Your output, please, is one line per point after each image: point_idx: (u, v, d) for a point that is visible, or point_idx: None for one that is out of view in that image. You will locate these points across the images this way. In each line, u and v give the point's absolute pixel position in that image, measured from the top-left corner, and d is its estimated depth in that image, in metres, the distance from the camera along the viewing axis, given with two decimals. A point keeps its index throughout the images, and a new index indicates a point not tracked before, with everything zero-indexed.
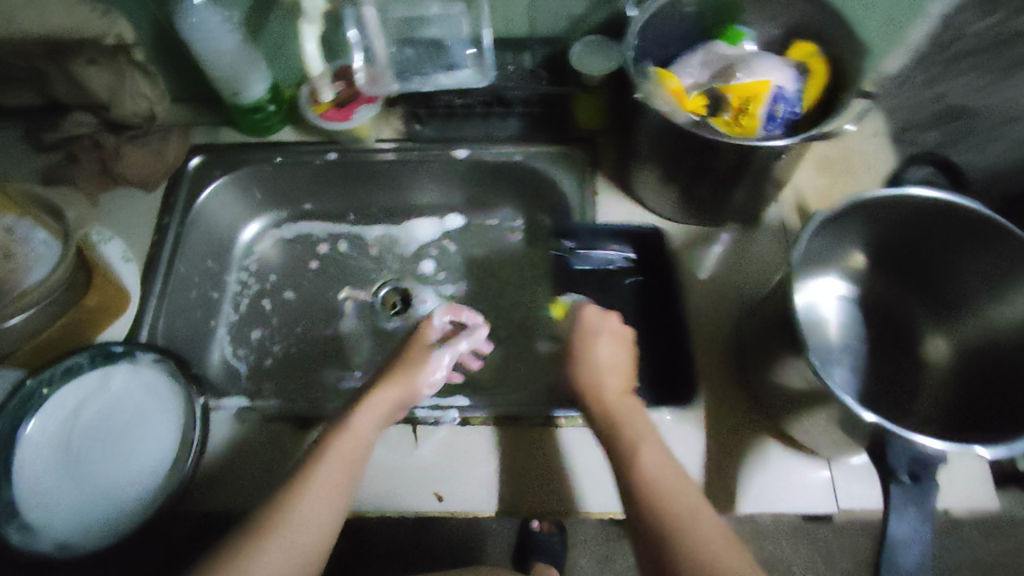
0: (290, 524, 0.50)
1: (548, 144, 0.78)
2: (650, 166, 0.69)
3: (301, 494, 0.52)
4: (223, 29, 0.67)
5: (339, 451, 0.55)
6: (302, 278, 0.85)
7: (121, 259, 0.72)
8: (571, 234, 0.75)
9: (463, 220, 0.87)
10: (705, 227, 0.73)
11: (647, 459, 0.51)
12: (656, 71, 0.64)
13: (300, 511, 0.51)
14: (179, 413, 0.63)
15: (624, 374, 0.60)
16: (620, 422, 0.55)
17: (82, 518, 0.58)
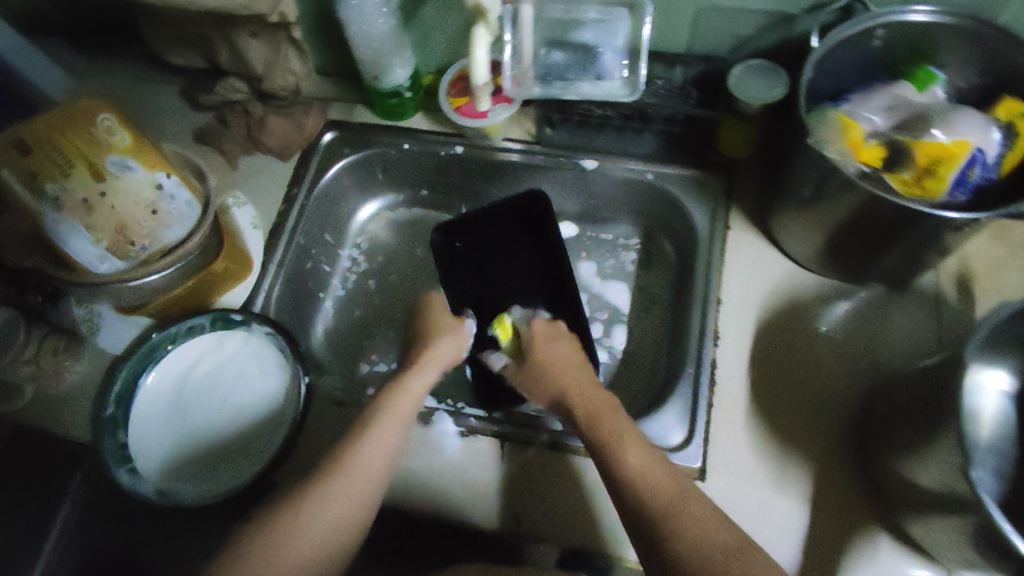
0: (350, 477, 0.53)
1: (682, 166, 0.73)
2: (796, 209, 0.63)
3: (359, 457, 0.55)
4: (377, 15, 0.68)
5: (396, 420, 0.58)
6: (407, 262, 0.86)
7: (250, 225, 0.76)
8: (691, 266, 0.70)
9: (575, 230, 0.83)
10: (845, 284, 0.65)
11: (628, 447, 0.53)
12: (836, 115, 0.58)
13: (355, 475, 0.54)
14: (281, 388, 0.66)
15: (569, 364, 0.64)
16: (597, 410, 0.57)
17: (183, 474, 0.62)
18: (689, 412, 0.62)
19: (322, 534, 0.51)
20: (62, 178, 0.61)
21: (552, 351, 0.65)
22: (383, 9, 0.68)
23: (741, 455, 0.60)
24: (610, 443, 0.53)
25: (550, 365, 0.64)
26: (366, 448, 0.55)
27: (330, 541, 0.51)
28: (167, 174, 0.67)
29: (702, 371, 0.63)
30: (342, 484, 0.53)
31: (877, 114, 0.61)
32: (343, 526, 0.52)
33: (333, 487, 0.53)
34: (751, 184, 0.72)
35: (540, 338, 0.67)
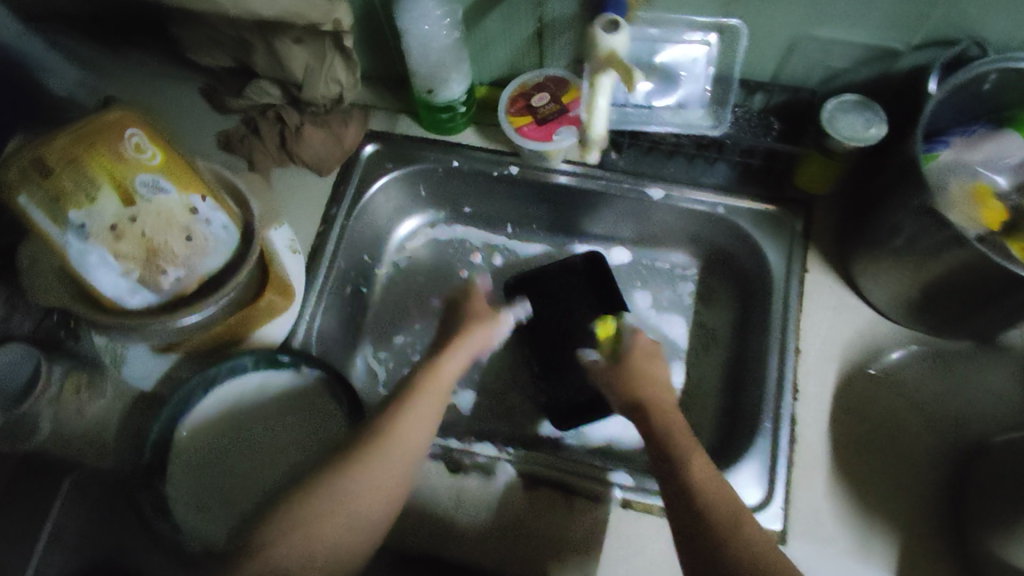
0: (388, 454, 0.50)
1: (756, 200, 0.69)
2: (887, 259, 0.60)
3: (392, 448, 0.51)
4: (440, 28, 0.62)
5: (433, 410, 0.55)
6: (448, 284, 0.80)
7: (289, 250, 0.68)
8: (763, 309, 0.67)
9: (629, 256, 0.79)
10: (928, 338, 0.63)
11: (699, 466, 0.51)
12: (976, 184, 0.56)
13: (385, 463, 0.50)
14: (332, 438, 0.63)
15: (660, 379, 0.61)
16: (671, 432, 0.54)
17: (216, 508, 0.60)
18: (768, 471, 0.59)
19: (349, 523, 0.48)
20: (88, 203, 0.54)
21: (650, 365, 0.62)
22: (445, 20, 0.62)
23: (823, 519, 0.57)
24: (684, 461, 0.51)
25: (653, 379, 0.60)
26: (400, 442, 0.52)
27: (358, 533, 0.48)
28: (202, 197, 0.61)
29: (781, 428, 0.60)
30: (370, 471, 0.49)
31: (999, 174, 0.58)
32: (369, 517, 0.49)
33: (361, 474, 0.49)
34: (830, 223, 0.68)
35: (646, 353, 0.64)
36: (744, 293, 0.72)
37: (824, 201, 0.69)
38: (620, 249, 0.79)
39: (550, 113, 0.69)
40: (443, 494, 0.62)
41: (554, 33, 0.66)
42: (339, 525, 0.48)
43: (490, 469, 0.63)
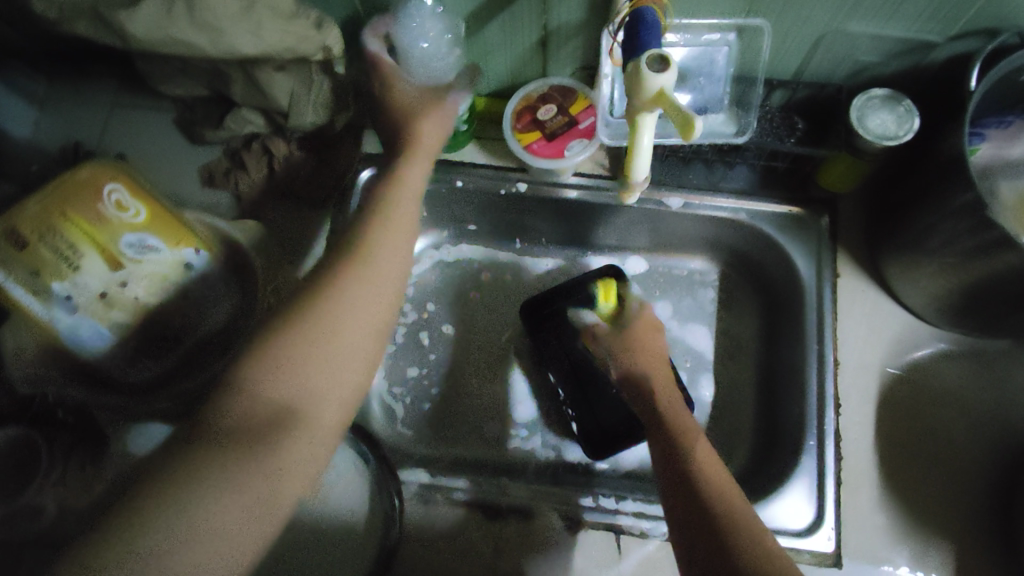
0: (365, 271, 0.49)
1: (779, 202, 0.66)
2: (926, 264, 0.57)
3: (359, 260, 0.50)
4: (442, 44, 0.60)
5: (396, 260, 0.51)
6: (457, 308, 0.76)
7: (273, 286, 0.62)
8: (795, 317, 0.65)
9: (645, 265, 0.75)
10: (965, 338, 0.61)
11: (701, 447, 0.50)
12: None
13: (363, 279, 0.49)
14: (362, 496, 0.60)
15: (652, 360, 0.60)
16: (674, 414, 0.54)
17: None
18: (816, 494, 0.57)
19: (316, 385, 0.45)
20: (72, 273, 0.49)
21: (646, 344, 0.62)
22: (446, 37, 0.60)
23: (875, 539, 0.56)
24: (685, 437, 0.51)
25: (651, 356, 0.60)
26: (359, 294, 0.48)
27: (337, 388, 0.46)
28: (195, 249, 0.56)
29: (825, 447, 0.58)
30: (344, 299, 0.48)
31: None
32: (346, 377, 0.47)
33: (336, 303, 0.47)
34: (856, 224, 0.66)
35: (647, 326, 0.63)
36: (771, 301, 0.69)
37: (848, 198, 0.66)
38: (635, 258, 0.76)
39: (559, 127, 0.64)
40: (482, 540, 0.59)
41: (558, 41, 0.61)
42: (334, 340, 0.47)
43: (528, 509, 0.60)
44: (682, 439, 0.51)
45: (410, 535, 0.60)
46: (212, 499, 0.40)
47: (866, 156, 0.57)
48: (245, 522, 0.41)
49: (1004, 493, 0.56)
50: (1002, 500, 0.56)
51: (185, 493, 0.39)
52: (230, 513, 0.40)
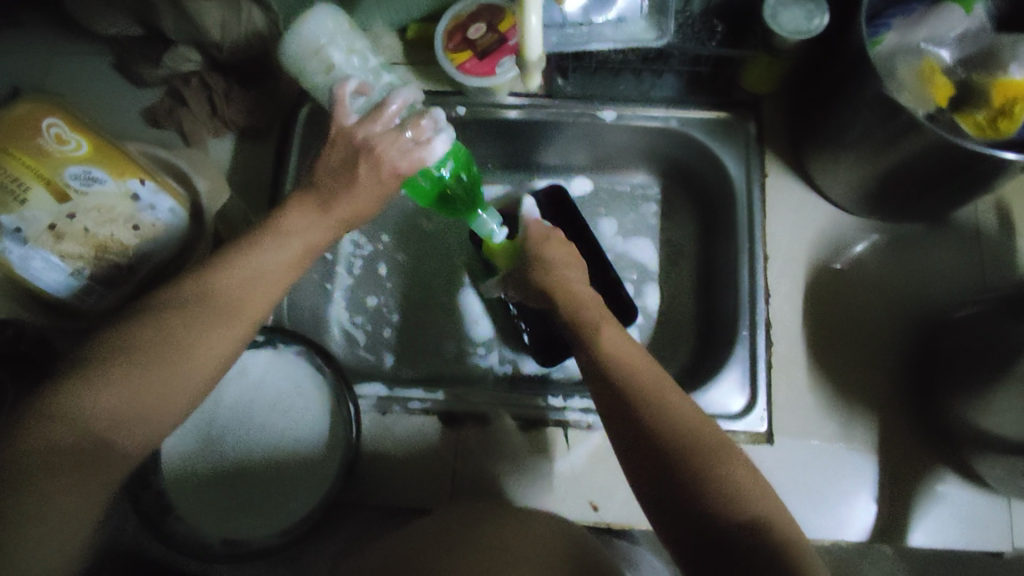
0: (272, 252, 0.49)
1: (706, 108, 0.68)
2: (842, 156, 0.60)
3: (277, 244, 0.50)
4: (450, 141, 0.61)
5: (292, 246, 0.50)
6: (413, 238, 0.80)
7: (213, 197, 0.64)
8: (728, 217, 0.67)
9: (590, 185, 0.78)
10: (885, 226, 0.65)
11: (611, 348, 0.53)
12: (925, 64, 0.54)
13: (270, 257, 0.49)
14: (327, 414, 0.63)
15: (566, 261, 0.62)
16: (583, 310, 0.57)
17: (249, 517, 0.59)
18: (748, 377, 0.61)
19: (189, 371, 0.44)
20: (20, 206, 0.53)
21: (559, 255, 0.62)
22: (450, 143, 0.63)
23: (803, 413, 0.60)
24: (610, 358, 0.52)
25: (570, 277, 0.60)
26: (249, 281, 0.48)
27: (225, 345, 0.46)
28: (141, 181, 0.58)
29: (757, 335, 0.61)
30: (253, 266, 0.48)
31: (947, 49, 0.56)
32: (217, 361, 0.46)
33: (244, 267, 0.48)
34: (779, 123, 0.69)
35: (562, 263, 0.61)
36: (706, 205, 0.72)
37: (772, 98, 0.69)
38: (529, 198, 0.71)
39: (490, 45, 0.66)
40: (441, 444, 0.64)
41: None
42: (238, 294, 0.47)
43: (485, 417, 0.64)
44: (607, 359, 0.52)
45: (374, 448, 0.64)
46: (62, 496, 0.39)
47: (784, 52, 0.60)
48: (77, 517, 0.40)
49: (921, 362, 0.61)
50: (918, 369, 0.61)
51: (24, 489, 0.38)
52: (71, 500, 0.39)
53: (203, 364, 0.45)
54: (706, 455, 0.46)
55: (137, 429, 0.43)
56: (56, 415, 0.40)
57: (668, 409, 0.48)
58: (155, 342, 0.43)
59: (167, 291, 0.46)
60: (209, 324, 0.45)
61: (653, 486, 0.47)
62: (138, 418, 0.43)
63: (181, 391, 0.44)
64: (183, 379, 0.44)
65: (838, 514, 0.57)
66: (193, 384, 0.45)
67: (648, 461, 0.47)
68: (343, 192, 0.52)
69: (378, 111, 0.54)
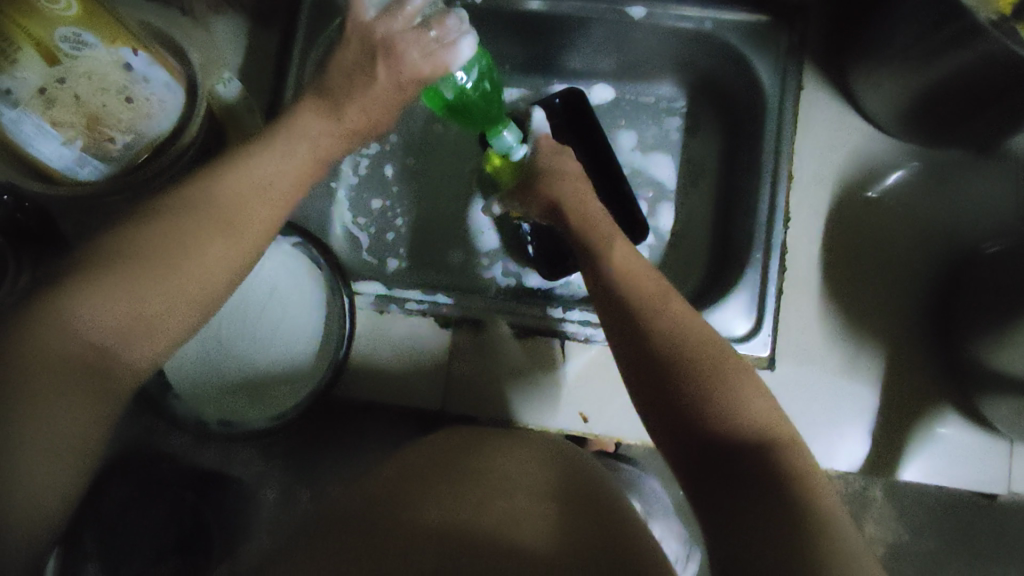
0: (275, 151, 0.45)
1: (745, 10, 0.62)
2: (886, 66, 0.55)
3: (281, 142, 0.46)
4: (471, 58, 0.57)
5: (298, 148, 0.46)
6: (423, 141, 0.76)
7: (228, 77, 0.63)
8: (757, 134, 0.63)
9: (611, 94, 0.73)
10: (925, 151, 0.61)
11: (624, 266, 0.51)
12: None
13: (276, 154, 0.45)
14: (323, 306, 0.63)
15: (577, 178, 0.58)
16: (585, 219, 0.55)
17: (245, 401, 0.60)
18: (756, 302, 0.58)
19: (195, 278, 0.40)
20: (9, 65, 0.49)
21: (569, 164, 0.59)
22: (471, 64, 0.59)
23: (809, 344, 0.58)
24: (620, 279, 0.50)
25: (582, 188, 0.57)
26: (251, 178, 0.43)
27: (233, 250, 0.42)
28: (134, 51, 0.54)
29: (771, 258, 0.58)
30: (255, 164, 0.44)
31: None
32: (223, 275, 0.42)
33: (245, 165, 0.44)
34: (824, 31, 0.63)
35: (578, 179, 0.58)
36: (734, 121, 0.68)
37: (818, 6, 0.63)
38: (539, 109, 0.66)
39: None
40: (434, 344, 0.64)
41: None
42: (240, 191, 0.43)
43: (480, 321, 0.64)
44: (617, 278, 0.51)
45: (370, 343, 0.64)
46: (58, 415, 0.34)
47: None
48: (77, 439, 0.35)
49: (945, 297, 0.59)
50: (941, 306, 0.59)
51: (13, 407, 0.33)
52: (67, 418, 0.35)
53: (207, 267, 0.41)
54: (710, 379, 0.46)
55: (133, 347, 0.38)
56: (36, 326, 0.35)
57: (670, 332, 0.48)
58: (152, 242, 0.39)
59: (170, 196, 0.42)
60: (215, 232, 0.41)
61: (657, 407, 0.47)
62: (131, 332, 0.38)
63: (183, 300, 0.40)
64: (186, 282, 0.40)
65: (831, 442, 0.57)
66: (200, 289, 0.41)
67: (649, 385, 0.47)
68: (343, 86, 0.49)
69: (398, 4, 0.49)
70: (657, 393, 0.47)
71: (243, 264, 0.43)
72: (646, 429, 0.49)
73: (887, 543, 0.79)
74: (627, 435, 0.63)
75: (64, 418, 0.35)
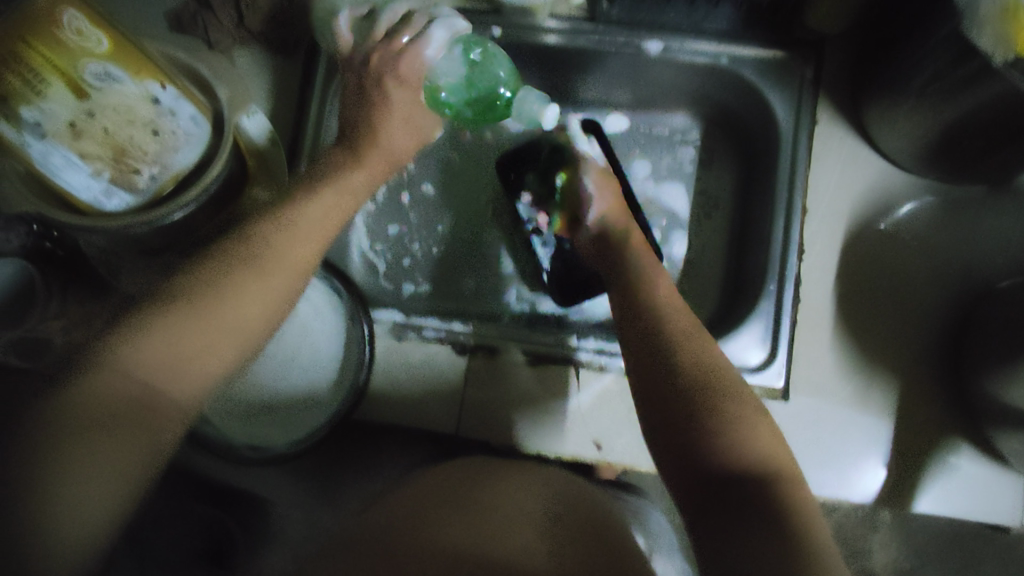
0: (312, 201, 0.50)
1: (761, 46, 0.63)
2: (903, 103, 0.55)
3: (319, 194, 0.50)
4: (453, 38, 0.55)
5: (332, 197, 0.51)
6: (440, 169, 0.77)
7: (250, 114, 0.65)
8: (771, 167, 0.63)
9: (626, 123, 0.74)
10: (942, 185, 0.61)
11: (653, 296, 0.54)
12: None
13: (314, 204, 0.50)
14: (341, 330, 0.64)
15: (614, 201, 0.62)
16: (620, 255, 0.59)
17: (273, 427, 0.62)
18: (770, 332, 0.59)
19: (233, 319, 0.44)
20: (38, 99, 0.50)
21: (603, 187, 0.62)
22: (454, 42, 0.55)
23: (825, 377, 0.59)
24: (647, 305, 0.54)
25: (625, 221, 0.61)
26: (287, 225, 0.48)
27: (271, 295, 0.46)
28: (162, 85, 0.55)
29: (785, 290, 0.59)
30: (293, 214, 0.48)
31: None
32: (260, 317, 0.46)
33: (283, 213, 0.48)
34: (840, 67, 0.64)
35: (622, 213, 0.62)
36: (749, 153, 0.69)
37: (835, 40, 0.64)
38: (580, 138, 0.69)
39: None
40: (450, 371, 0.65)
41: None
42: (278, 238, 0.47)
43: (495, 348, 0.65)
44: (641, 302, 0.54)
45: (386, 371, 0.64)
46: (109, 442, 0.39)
47: None
48: (128, 465, 0.39)
49: (959, 332, 0.59)
50: (955, 340, 0.59)
51: (74, 432, 0.38)
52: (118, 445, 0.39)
53: (244, 311, 0.45)
54: (722, 402, 0.48)
55: (179, 383, 0.42)
56: (97, 366, 0.40)
57: (691, 358, 0.50)
58: (197, 287, 0.44)
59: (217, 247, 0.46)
60: (253, 280, 0.45)
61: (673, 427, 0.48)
62: (177, 367, 0.42)
63: (222, 338, 0.44)
64: (227, 324, 0.44)
65: (844, 473, 0.57)
66: (237, 330, 0.44)
67: (661, 412, 0.49)
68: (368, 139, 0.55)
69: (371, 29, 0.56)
70: (673, 412, 0.48)
71: (278, 310, 0.47)
72: (654, 454, 0.50)
73: (896, 571, 0.79)
74: (639, 463, 0.63)
75: (115, 446, 0.39)
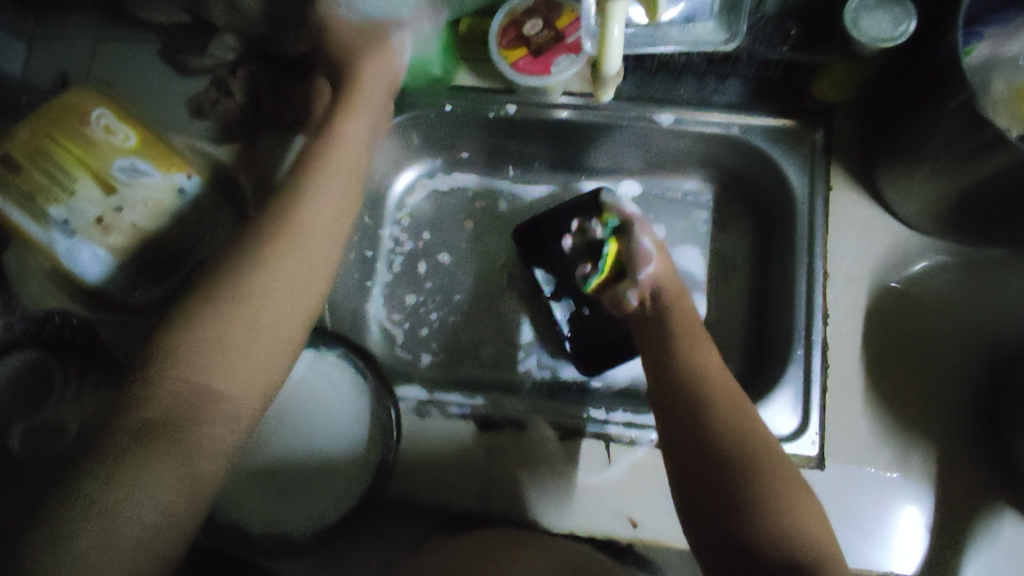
0: (304, 252, 0.50)
1: (770, 114, 0.65)
2: (918, 168, 0.56)
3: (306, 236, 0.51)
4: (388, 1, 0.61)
5: (322, 242, 0.52)
6: (454, 238, 0.78)
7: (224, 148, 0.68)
8: (788, 231, 0.64)
9: (639, 188, 0.75)
10: (960, 246, 0.62)
11: (680, 353, 0.54)
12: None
13: (304, 255, 0.50)
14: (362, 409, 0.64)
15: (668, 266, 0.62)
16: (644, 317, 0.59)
17: (292, 508, 0.59)
18: (802, 399, 0.59)
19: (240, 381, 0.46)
20: (68, 197, 0.49)
21: (650, 254, 0.61)
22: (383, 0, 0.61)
23: (857, 442, 0.58)
24: (674, 361, 0.53)
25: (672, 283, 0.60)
26: (279, 278, 0.49)
27: (268, 352, 0.48)
28: (187, 175, 0.56)
29: (813, 354, 0.59)
30: (283, 265, 0.49)
31: None
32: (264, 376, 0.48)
33: (276, 265, 0.49)
34: (850, 132, 0.65)
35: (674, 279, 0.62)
36: (764, 216, 0.69)
37: (844, 107, 0.65)
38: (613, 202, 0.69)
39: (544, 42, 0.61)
40: (474, 447, 0.63)
41: None
42: (274, 296, 0.48)
43: (521, 421, 0.64)
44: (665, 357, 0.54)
45: (410, 449, 0.63)
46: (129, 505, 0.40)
47: (863, 58, 0.56)
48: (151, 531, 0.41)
49: (991, 393, 0.58)
50: (987, 402, 0.59)
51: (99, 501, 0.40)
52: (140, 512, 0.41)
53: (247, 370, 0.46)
54: (750, 464, 0.47)
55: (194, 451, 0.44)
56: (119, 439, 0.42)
57: (722, 417, 0.49)
58: (203, 352, 0.45)
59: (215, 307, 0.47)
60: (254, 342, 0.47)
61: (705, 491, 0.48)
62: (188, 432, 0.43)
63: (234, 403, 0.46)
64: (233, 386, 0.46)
65: (886, 542, 0.55)
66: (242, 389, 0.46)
67: (695, 475, 0.48)
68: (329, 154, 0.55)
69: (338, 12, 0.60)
70: (704, 475, 0.48)
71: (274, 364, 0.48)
72: (683, 514, 0.50)
73: None
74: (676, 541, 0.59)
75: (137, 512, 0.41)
